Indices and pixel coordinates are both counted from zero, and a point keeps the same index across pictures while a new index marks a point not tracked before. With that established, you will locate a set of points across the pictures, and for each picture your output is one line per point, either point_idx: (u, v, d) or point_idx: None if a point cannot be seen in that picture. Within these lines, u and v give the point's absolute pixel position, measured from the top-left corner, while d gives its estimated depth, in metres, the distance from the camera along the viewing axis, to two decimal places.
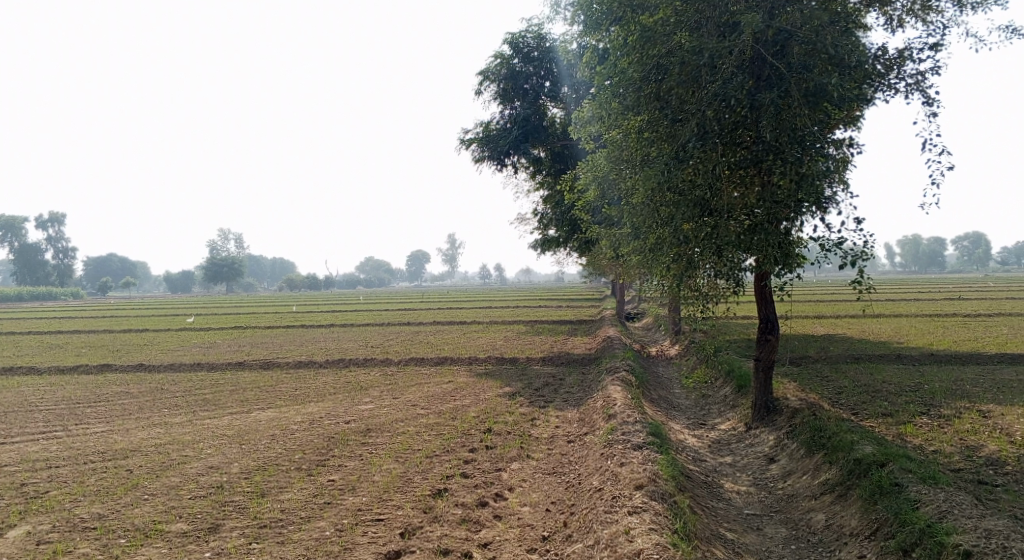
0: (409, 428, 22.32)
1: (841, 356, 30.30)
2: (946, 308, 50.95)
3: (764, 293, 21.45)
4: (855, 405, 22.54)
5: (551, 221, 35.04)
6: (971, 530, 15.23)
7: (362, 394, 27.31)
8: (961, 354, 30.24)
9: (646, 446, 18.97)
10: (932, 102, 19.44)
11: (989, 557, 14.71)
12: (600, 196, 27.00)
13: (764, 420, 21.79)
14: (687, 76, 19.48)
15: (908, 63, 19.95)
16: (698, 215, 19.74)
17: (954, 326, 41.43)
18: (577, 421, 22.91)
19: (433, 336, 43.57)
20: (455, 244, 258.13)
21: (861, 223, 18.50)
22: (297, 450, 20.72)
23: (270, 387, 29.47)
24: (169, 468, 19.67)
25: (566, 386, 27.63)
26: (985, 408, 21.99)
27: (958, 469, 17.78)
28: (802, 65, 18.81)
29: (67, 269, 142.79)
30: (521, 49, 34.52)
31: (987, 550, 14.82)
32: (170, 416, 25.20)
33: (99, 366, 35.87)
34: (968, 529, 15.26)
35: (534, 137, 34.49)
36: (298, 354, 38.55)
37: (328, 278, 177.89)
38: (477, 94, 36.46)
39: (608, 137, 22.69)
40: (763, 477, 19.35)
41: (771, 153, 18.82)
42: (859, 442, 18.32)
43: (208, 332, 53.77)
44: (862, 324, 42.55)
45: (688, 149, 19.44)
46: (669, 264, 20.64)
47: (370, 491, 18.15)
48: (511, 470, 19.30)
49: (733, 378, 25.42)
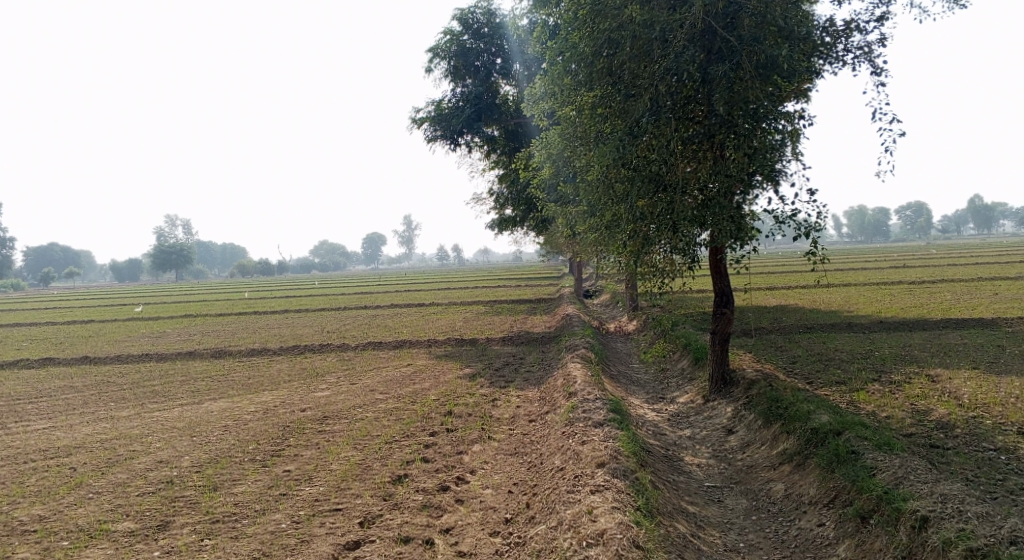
0: (367, 414, 22.04)
1: (794, 326, 30.64)
2: (893, 276, 51.91)
3: (719, 267, 21.51)
4: (810, 375, 22.79)
5: (506, 200, 34.87)
6: (927, 495, 15.43)
7: (318, 381, 26.93)
8: (909, 321, 30.76)
9: (607, 423, 18.94)
10: (880, 72, 19.58)
11: (944, 521, 14.90)
12: (555, 174, 26.84)
13: (721, 393, 21.89)
14: (639, 50, 19.35)
15: (855, 34, 20.03)
16: (653, 191, 19.70)
17: (900, 293, 42.21)
18: (537, 400, 22.82)
19: (389, 319, 43.19)
20: (408, 226, 256.53)
21: (814, 193, 18.55)
22: (251, 441, 20.34)
23: (222, 377, 28.93)
24: (116, 465, 19.18)
25: (525, 365, 27.53)
26: (934, 373, 22.37)
27: (910, 434, 18.03)
28: (753, 37, 18.66)
29: (8, 261, 139.20)
30: (471, 25, 34.11)
31: (943, 515, 15.00)
32: (117, 410, 24.59)
33: (42, 360, 34.89)
34: (924, 495, 15.45)
35: (487, 115, 34.25)
36: (251, 342, 37.93)
37: (280, 263, 175.68)
38: (426, 72, 35.98)
39: (562, 114, 22.54)
40: (722, 449, 19.45)
41: (724, 126, 18.85)
42: (815, 412, 18.47)
43: (156, 322, 52.65)
44: (813, 294, 43.12)
45: (642, 124, 19.37)
46: (625, 241, 20.55)
47: (327, 481, 17.88)
48: (472, 453, 19.16)
49: (691, 350, 25.54)
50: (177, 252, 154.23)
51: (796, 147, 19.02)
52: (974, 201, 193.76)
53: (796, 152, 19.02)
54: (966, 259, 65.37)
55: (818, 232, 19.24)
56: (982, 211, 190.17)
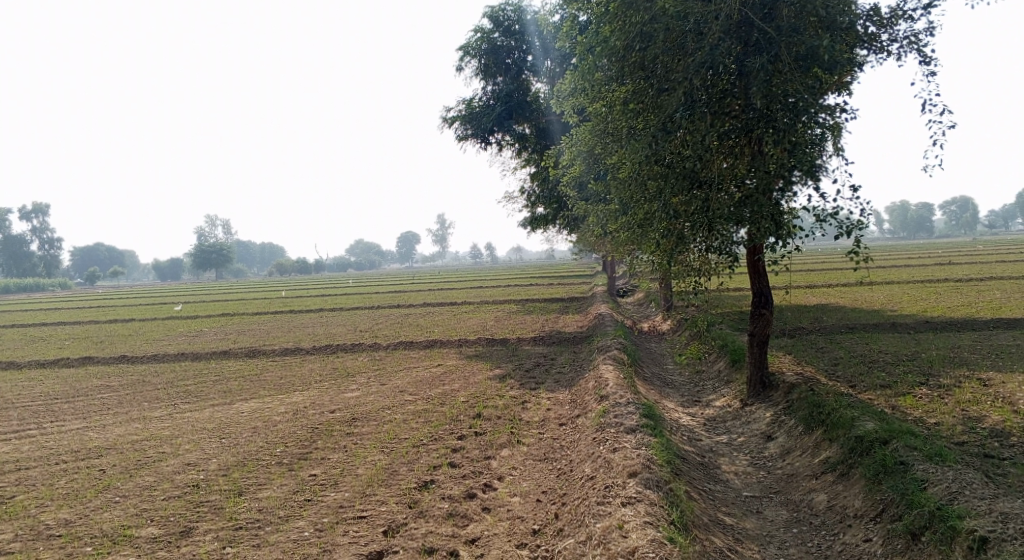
0: (396, 416, 21.63)
1: (835, 327, 29.70)
2: (936, 274, 50.54)
3: (757, 267, 20.76)
4: (852, 378, 21.94)
5: (538, 198, 34.25)
6: (985, 514, 14.63)
7: (349, 381, 26.60)
8: (955, 321, 29.68)
9: (640, 430, 18.30)
10: (929, 62, 18.70)
11: (1007, 544, 14.13)
12: (586, 171, 26.25)
13: (759, 398, 21.16)
14: (672, 43, 18.83)
15: (901, 23, 19.19)
16: (688, 187, 19.02)
17: (945, 291, 40.94)
18: (569, 402, 22.24)
19: (423, 318, 42.85)
20: (445, 224, 256.70)
21: (858, 190, 17.77)
22: (278, 443, 20.02)
23: (255, 377, 28.73)
24: (143, 467, 18.95)
25: (558, 366, 26.95)
26: (984, 377, 21.39)
27: (962, 443, 17.17)
28: (792, 27, 18.08)
29: (54, 261, 141.71)
30: (501, 22, 33.67)
31: (1004, 537, 14.22)
32: (149, 410, 24.45)
33: (80, 359, 35.01)
34: (982, 513, 14.68)
35: (518, 113, 33.68)
36: (285, 341, 37.73)
37: (318, 261, 176.80)
38: (458, 69, 35.54)
39: (592, 110, 21.96)
40: (760, 457, 18.73)
41: (763, 120, 18.14)
42: (859, 418, 17.67)
43: (195, 320, 52.85)
44: (854, 293, 42.01)
45: (676, 119, 18.66)
46: (658, 240, 19.88)
47: (352, 486, 17.47)
48: (501, 458, 18.64)
49: (727, 352, 24.80)
50: (216, 251, 155.67)
51: (838, 142, 18.24)
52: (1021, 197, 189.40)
53: (839, 146, 18.22)
54: (1012, 255, 63.71)
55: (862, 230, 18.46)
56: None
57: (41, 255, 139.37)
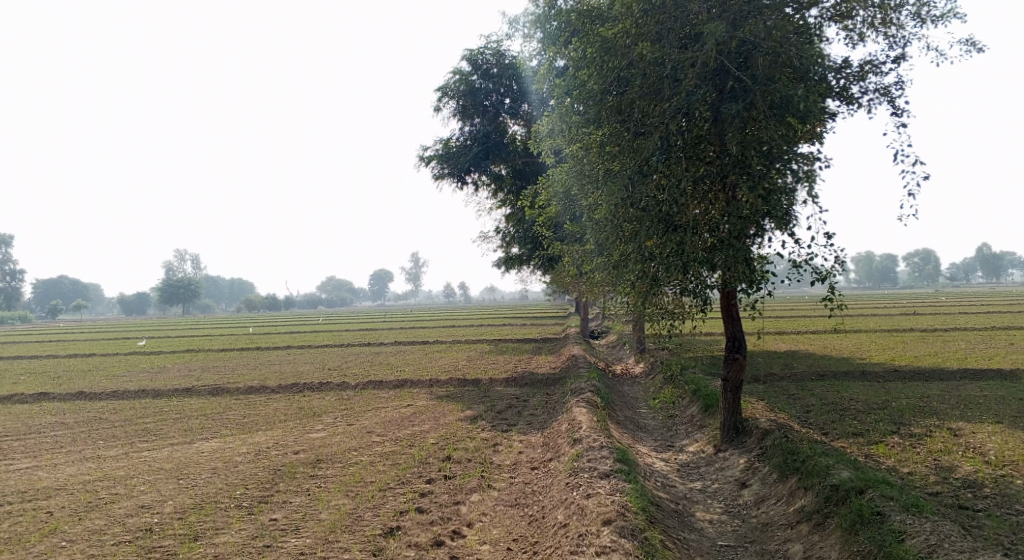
0: (362, 457, 21.06)
1: (806, 373, 29.61)
2: (903, 323, 50.91)
3: (732, 311, 20.60)
4: (824, 425, 21.76)
5: (513, 239, 34.06)
6: None
7: (315, 421, 25.97)
8: (924, 370, 29.70)
9: (614, 475, 17.93)
10: (900, 113, 18.80)
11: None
12: (562, 212, 26.12)
13: (733, 443, 20.87)
14: (649, 87, 18.71)
15: (871, 76, 19.33)
16: (663, 231, 18.85)
17: (912, 340, 41.15)
18: (541, 446, 21.82)
19: (393, 357, 42.27)
20: (416, 263, 256.09)
21: (833, 237, 17.71)
22: (239, 485, 19.37)
23: (217, 415, 28.01)
24: (94, 509, 18.22)
25: (530, 408, 26.53)
26: (955, 427, 21.30)
27: (936, 493, 16.97)
28: (768, 77, 17.95)
29: (16, 293, 139.13)
30: (480, 65, 33.66)
31: None
32: (105, 449, 23.67)
33: (35, 394, 34.00)
34: None
35: (495, 154, 33.60)
36: (250, 379, 36.97)
37: (287, 298, 175.22)
38: (435, 110, 35.45)
39: (569, 152, 21.87)
40: (734, 504, 18.40)
41: (738, 167, 18.06)
42: (834, 467, 17.43)
43: (158, 356, 51.78)
44: (823, 340, 42.11)
45: (653, 162, 18.57)
46: (634, 281, 19.69)
47: (314, 532, 16.87)
48: (470, 503, 18.15)
49: (700, 397, 24.56)
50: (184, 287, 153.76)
51: (813, 189, 18.18)
52: (983, 248, 192.83)
53: (813, 194, 18.16)
54: (976, 307, 64.45)
55: (837, 277, 18.37)
56: (992, 260, 188.77)
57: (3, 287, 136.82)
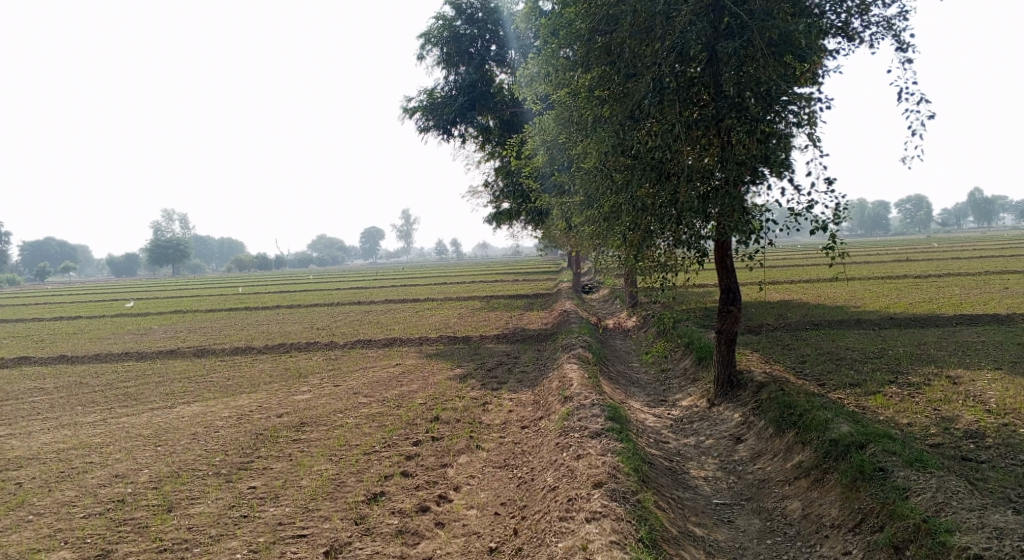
0: (348, 419, 20.44)
1: (800, 323, 29.07)
2: (896, 270, 50.33)
3: (725, 262, 19.87)
4: (821, 376, 21.21)
5: (502, 192, 33.15)
6: (977, 529, 13.83)
7: (300, 382, 25.33)
8: (919, 317, 29.10)
9: (605, 433, 17.34)
10: (906, 48, 17.78)
11: None
12: (550, 161, 25.27)
13: (727, 397, 20.27)
14: (640, 25, 17.77)
15: (873, 9, 18.36)
16: (654, 179, 18.03)
17: (906, 287, 40.62)
18: (531, 403, 21.23)
19: (382, 315, 41.61)
20: (408, 220, 254.54)
21: (833, 183, 16.94)
22: (218, 451, 18.75)
23: (201, 377, 27.33)
24: (66, 480, 17.61)
25: (520, 365, 25.91)
26: (954, 375, 20.73)
27: (938, 445, 16.43)
28: (765, 11, 17.17)
29: (4, 255, 138.20)
30: (464, 10, 32.56)
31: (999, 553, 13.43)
32: (83, 415, 23.02)
33: (17, 359, 33.23)
34: (973, 527, 13.87)
35: (481, 104, 32.45)
36: (237, 340, 36.27)
37: (277, 257, 173.82)
38: (418, 58, 34.30)
39: (556, 98, 21.02)
40: (730, 461, 17.86)
41: (733, 109, 17.25)
42: (834, 420, 16.84)
43: (145, 318, 51.01)
44: (817, 289, 41.56)
45: (644, 106, 17.72)
46: (624, 233, 18.88)
47: (294, 500, 16.29)
48: (458, 466, 17.56)
49: (693, 349, 23.96)
50: (174, 248, 152.37)
51: (813, 132, 17.33)
52: (974, 193, 192.28)
53: (814, 137, 17.31)
54: (968, 252, 63.78)
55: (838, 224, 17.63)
56: (982, 205, 188.71)
57: None
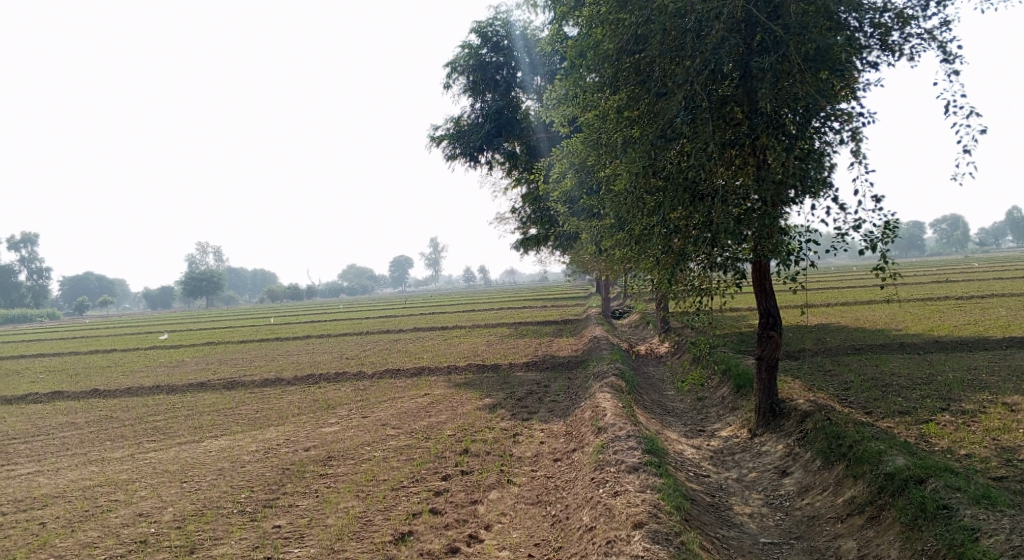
0: (375, 453, 19.79)
1: (840, 347, 28.03)
2: (937, 291, 48.93)
3: (764, 285, 19.04)
4: (866, 404, 20.24)
5: (529, 219, 32.52)
6: None
7: (328, 414, 24.75)
8: (966, 340, 27.93)
9: (643, 467, 16.53)
10: (951, 59, 16.97)
11: None
12: (579, 185, 24.64)
13: (769, 427, 19.37)
14: (671, 43, 17.22)
15: (913, 21, 17.62)
16: (689, 201, 17.31)
17: (948, 309, 39.29)
18: (564, 435, 20.45)
19: (412, 344, 41.03)
20: (438, 248, 254.96)
21: (881, 200, 16.14)
22: (244, 487, 18.19)
23: (229, 410, 26.84)
24: (89, 519, 17.14)
25: (552, 394, 25.13)
26: (1010, 401, 19.65)
27: (1001, 478, 15.49)
28: (801, 25, 16.50)
29: (43, 290, 140.05)
30: (489, 37, 32.14)
31: None
32: (110, 450, 22.58)
33: (48, 394, 33.01)
34: None
35: (508, 130, 31.93)
36: (267, 371, 35.85)
37: (309, 287, 174.53)
38: (445, 86, 34.00)
39: (584, 120, 20.41)
40: (775, 495, 16.95)
41: (770, 127, 16.55)
42: (887, 452, 15.91)
43: (177, 350, 50.85)
44: (855, 312, 40.38)
45: (675, 126, 17.03)
46: (657, 257, 18.14)
47: (320, 540, 15.68)
48: (489, 502, 16.84)
49: (731, 376, 23.06)
50: (207, 280, 153.42)
51: (858, 147, 16.55)
52: (1012, 212, 188.87)
53: (858, 153, 16.53)
54: (1010, 273, 62.00)
55: (885, 243, 16.80)
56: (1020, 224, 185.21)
57: (29, 284, 137.70)
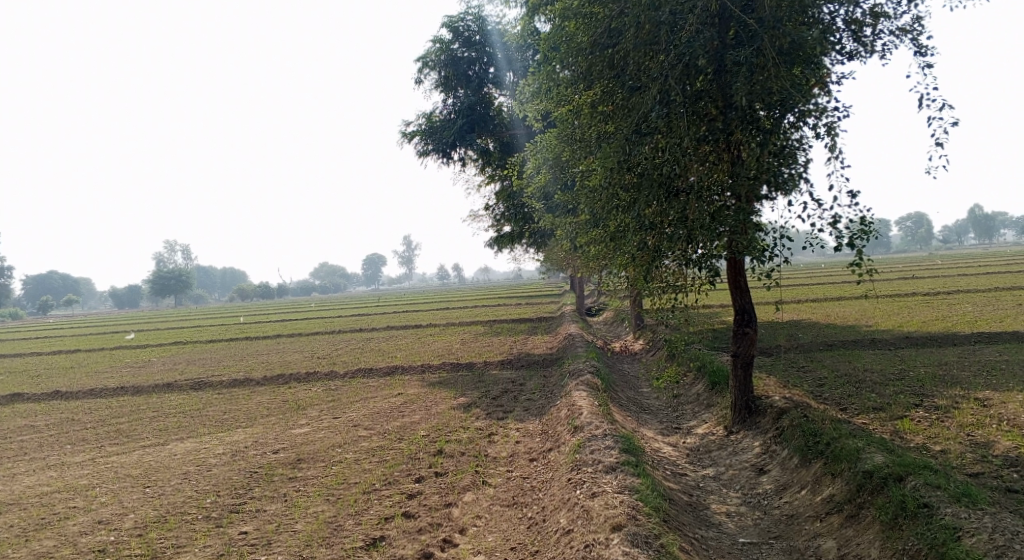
0: (346, 455, 19.34)
1: (813, 344, 27.97)
2: (905, 287, 49.25)
3: (739, 282, 18.81)
4: (842, 400, 20.11)
5: (502, 216, 32.18)
6: None
7: (298, 415, 24.24)
8: (935, 335, 27.99)
9: (620, 467, 16.25)
10: (925, 52, 16.86)
11: None
12: (552, 181, 24.33)
13: (745, 425, 19.17)
14: (645, 37, 16.84)
15: (884, 17, 17.48)
16: (663, 196, 17.02)
17: (917, 305, 39.47)
18: (539, 434, 20.12)
19: (384, 343, 40.54)
20: (409, 246, 254.02)
21: (856, 196, 15.96)
22: (209, 492, 17.69)
23: (197, 412, 26.23)
24: (47, 527, 16.59)
25: (526, 393, 24.79)
26: (984, 397, 19.60)
27: (978, 475, 15.40)
28: (775, 18, 16.28)
29: (7, 290, 137.59)
30: (461, 32, 31.69)
31: None
32: (72, 454, 21.94)
33: (10, 396, 32.16)
34: None
35: (480, 126, 31.61)
36: (236, 371, 35.20)
37: (280, 285, 173.09)
38: (416, 82, 33.49)
39: (557, 115, 20.07)
40: (753, 494, 16.74)
41: (744, 121, 16.32)
42: (866, 450, 15.75)
43: (145, 350, 49.94)
44: (826, 308, 40.44)
45: (650, 120, 16.72)
46: (632, 254, 17.85)
47: (288, 546, 15.28)
48: (462, 505, 16.48)
49: (706, 374, 22.86)
50: (176, 279, 151.50)
51: (834, 143, 16.35)
52: (975, 210, 191.71)
53: (834, 148, 16.34)
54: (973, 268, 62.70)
55: (862, 239, 16.61)
56: (983, 221, 188.04)
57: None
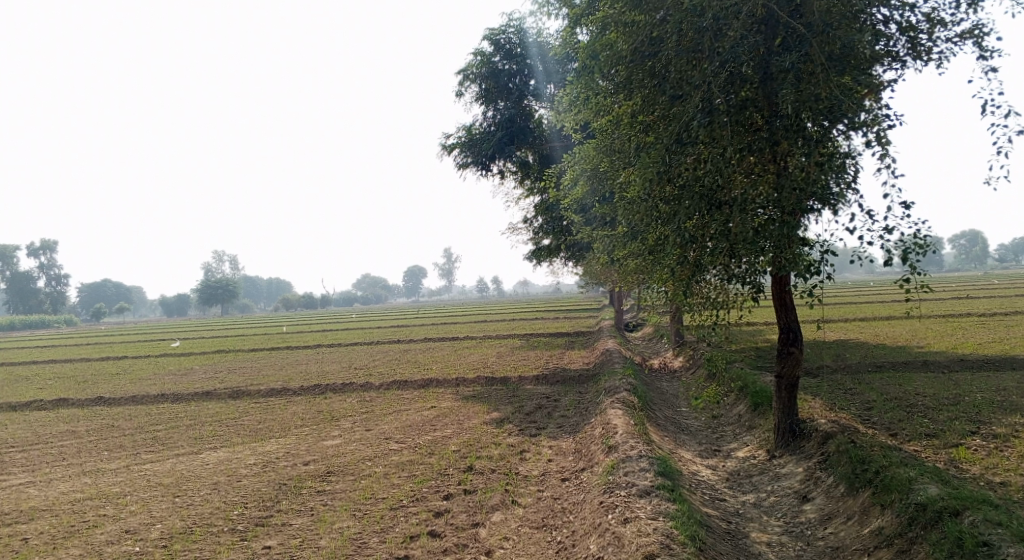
0: (376, 469, 18.94)
1: (861, 365, 26.99)
2: (958, 308, 47.70)
3: (784, 299, 18.07)
4: (891, 425, 19.23)
5: (541, 229, 31.79)
6: None
7: (331, 426, 23.92)
8: (991, 359, 26.83)
9: (655, 492, 15.62)
10: (987, 57, 16.06)
11: None
12: (591, 193, 23.83)
13: (788, 448, 18.39)
14: (688, 45, 16.37)
15: (941, 25, 16.74)
16: (705, 209, 16.39)
17: (971, 327, 38.10)
18: (573, 452, 19.55)
19: (422, 355, 40.21)
20: (452, 258, 254.78)
21: (911, 208, 15.20)
22: (236, 503, 17.40)
23: (232, 421, 26.05)
24: (74, 536, 16.42)
25: (561, 409, 24.20)
26: None
27: None
28: (825, 23, 15.63)
29: (61, 296, 140.45)
30: (502, 45, 31.35)
31: None
32: (106, 461, 21.84)
33: (53, 401, 32.37)
34: None
35: (519, 139, 31.19)
36: (274, 380, 35.11)
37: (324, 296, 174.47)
38: (456, 94, 33.25)
39: (597, 125, 19.56)
40: (796, 522, 15.99)
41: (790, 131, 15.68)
42: (918, 480, 14.95)
43: (188, 357, 50.26)
44: (875, 328, 39.22)
45: (692, 129, 16.09)
46: (672, 268, 17.24)
47: None
48: (491, 525, 15.98)
49: (748, 394, 22.11)
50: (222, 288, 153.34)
51: (886, 155, 15.62)
52: None
53: (885, 160, 15.60)
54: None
55: (916, 255, 15.81)
56: None
57: (47, 291, 138.14)
